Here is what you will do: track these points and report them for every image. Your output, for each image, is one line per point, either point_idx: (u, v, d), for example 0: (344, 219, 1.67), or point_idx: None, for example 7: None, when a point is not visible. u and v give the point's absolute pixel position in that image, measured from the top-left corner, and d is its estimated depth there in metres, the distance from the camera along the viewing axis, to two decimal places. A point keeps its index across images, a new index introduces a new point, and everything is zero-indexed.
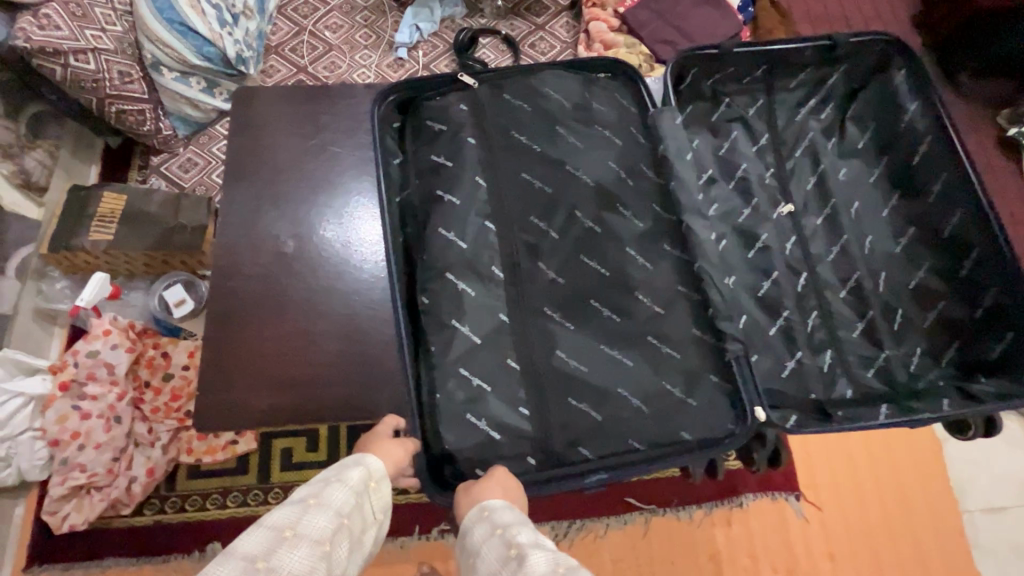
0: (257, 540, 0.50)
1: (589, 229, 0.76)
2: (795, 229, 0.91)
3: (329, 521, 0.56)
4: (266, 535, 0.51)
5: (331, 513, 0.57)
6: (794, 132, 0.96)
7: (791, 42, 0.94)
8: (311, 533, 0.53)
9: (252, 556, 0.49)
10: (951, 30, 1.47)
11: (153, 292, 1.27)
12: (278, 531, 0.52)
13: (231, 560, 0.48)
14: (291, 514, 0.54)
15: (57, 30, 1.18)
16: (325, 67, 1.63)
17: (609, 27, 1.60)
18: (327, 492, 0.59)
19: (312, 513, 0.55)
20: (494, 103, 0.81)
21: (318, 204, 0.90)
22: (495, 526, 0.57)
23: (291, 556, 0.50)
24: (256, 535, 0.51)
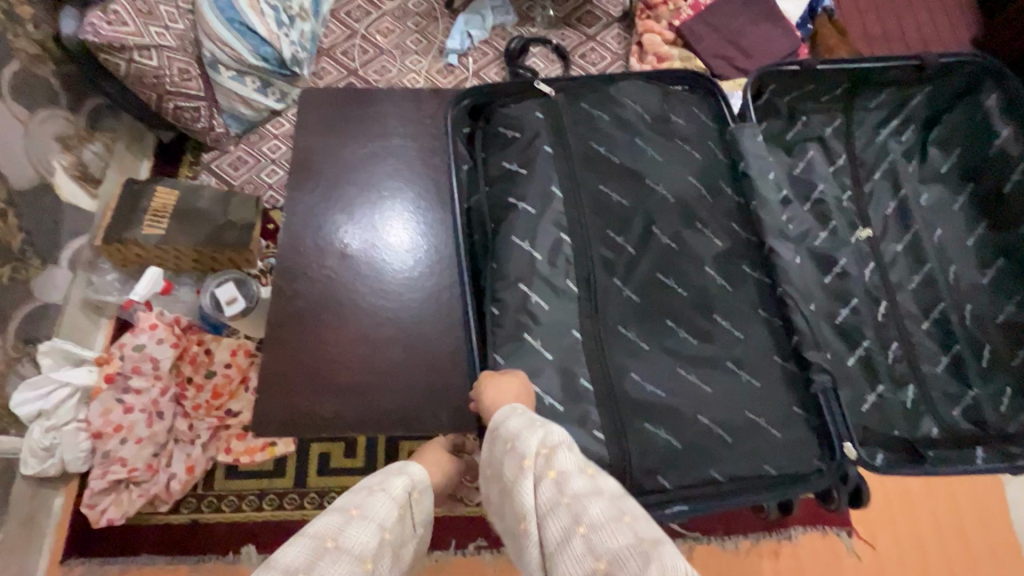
0: (298, 552, 0.51)
1: (666, 245, 0.74)
2: (875, 254, 0.87)
3: (371, 535, 0.56)
4: (308, 546, 0.52)
5: (374, 526, 0.57)
6: (874, 153, 0.91)
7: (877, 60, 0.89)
8: (353, 547, 0.54)
9: (296, 567, 0.50)
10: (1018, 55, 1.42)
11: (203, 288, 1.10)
12: (321, 541, 0.53)
13: (274, 568, 0.49)
14: (335, 523, 0.56)
15: (124, 26, 1.20)
16: (375, 71, 1.63)
17: (663, 40, 1.58)
18: (370, 503, 0.59)
19: (355, 524, 0.56)
20: (571, 112, 0.79)
21: (382, 207, 0.89)
22: (530, 420, 0.58)
23: (334, 568, 0.51)
24: (299, 545, 0.52)
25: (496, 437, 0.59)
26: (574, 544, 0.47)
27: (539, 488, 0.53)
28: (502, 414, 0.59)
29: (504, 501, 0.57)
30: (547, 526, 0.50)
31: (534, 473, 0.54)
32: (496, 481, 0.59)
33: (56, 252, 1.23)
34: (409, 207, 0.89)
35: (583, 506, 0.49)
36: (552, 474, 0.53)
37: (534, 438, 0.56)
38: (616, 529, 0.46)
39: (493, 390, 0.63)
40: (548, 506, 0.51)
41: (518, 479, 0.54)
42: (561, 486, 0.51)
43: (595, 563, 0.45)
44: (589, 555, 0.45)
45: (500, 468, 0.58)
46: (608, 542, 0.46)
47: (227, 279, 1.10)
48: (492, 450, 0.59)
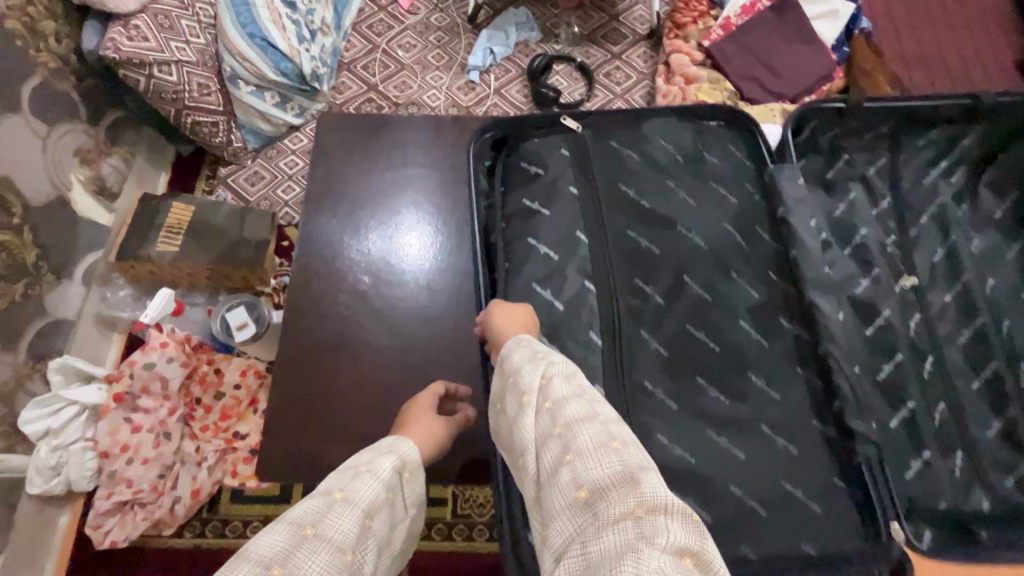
0: (274, 541, 0.44)
1: (698, 295, 0.69)
2: (919, 305, 0.81)
3: (355, 523, 0.49)
4: (284, 534, 0.45)
5: (359, 513, 0.50)
6: (922, 195, 0.85)
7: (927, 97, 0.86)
8: (334, 538, 0.47)
9: (266, 561, 0.43)
10: None
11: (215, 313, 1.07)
12: (298, 529, 0.46)
13: (243, 563, 0.42)
14: (314, 509, 0.48)
15: (145, 41, 1.19)
16: (395, 86, 1.60)
17: (691, 60, 1.53)
18: (355, 485, 0.52)
19: (338, 509, 0.49)
20: (599, 149, 0.75)
21: (398, 238, 0.86)
22: (533, 353, 0.60)
23: (311, 561, 0.44)
24: (272, 534, 0.45)
25: (501, 373, 0.61)
26: (562, 473, 0.48)
27: (537, 420, 0.54)
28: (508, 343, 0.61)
29: (505, 435, 0.59)
30: (541, 458, 0.51)
31: (533, 405, 0.55)
32: (498, 414, 0.60)
33: (71, 267, 1.22)
34: (426, 240, 0.86)
35: (574, 436, 0.50)
36: (548, 406, 0.54)
37: (534, 372, 0.58)
38: (602, 456, 0.47)
39: (500, 321, 0.65)
40: (543, 437, 0.52)
41: (518, 410, 0.56)
42: (555, 415, 0.53)
43: (579, 492, 0.46)
44: (574, 484, 0.47)
45: (503, 399, 0.60)
46: (594, 472, 0.46)
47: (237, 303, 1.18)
48: (496, 385, 0.61)
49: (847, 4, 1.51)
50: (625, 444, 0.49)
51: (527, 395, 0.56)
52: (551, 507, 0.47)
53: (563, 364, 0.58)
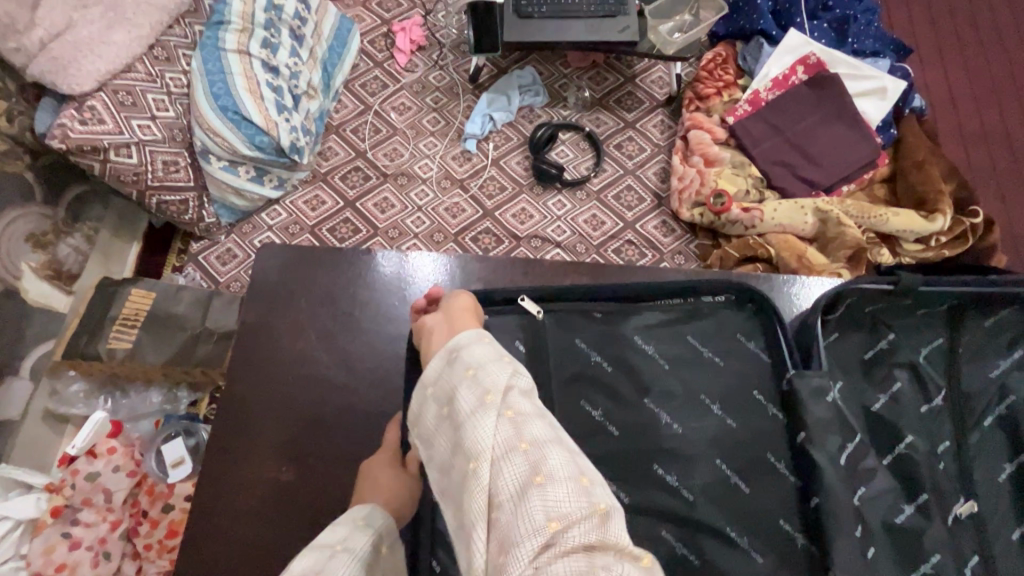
0: None
1: (680, 557, 0.54)
2: (979, 543, 0.63)
3: None
4: None
5: None
6: (988, 393, 0.67)
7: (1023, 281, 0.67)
8: None
9: None
10: None
11: (152, 446, 1.16)
12: None
13: None
14: None
15: (100, 123, 1.12)
16: (385, 154, 1.47)
17: (713, 138, 1.35)
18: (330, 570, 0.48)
19: None
20: (561, 346, 0.61)
21: (333, 415, 0.73)
22: (498, 353, 0.49)
23: None
24: None
25: (450, 362, 0.49)
26: (530, 499, 0.41)
27: (494, 427, 0.44)
28: (467, 336, 0.50)
29: (442, 433, 0.47)
30: (498, 473, 0.42)
31: (491, 408, 0.45)
32: (436, 406, 0.48)
33: (15, 362, 1.12)
34: (364, 419, 0.73)
35: (546, 456, 0.42)
36: (510, 416, 0.45)
37: (500, 371, 0.47)
38: (572, 486, 0.41)
39: (452, 307, 0.57)
40: (502, 452, 0.43)
41: (475, 409, 0.45)
42: (520, 429, 0.44)
43: (546, 525, 0.39)
44: (541, 511, 0.40)
45: (449, 393, 0.48)
46: (567, 505, 0.40)
47: (176, 437, 1.16)
48: (440, 372, 0.49)
49: (896, 80, 1.32)
50: (596, 479, 0.43)
51: (489, 394, 0.46)
52: (512, 532, 0.39)
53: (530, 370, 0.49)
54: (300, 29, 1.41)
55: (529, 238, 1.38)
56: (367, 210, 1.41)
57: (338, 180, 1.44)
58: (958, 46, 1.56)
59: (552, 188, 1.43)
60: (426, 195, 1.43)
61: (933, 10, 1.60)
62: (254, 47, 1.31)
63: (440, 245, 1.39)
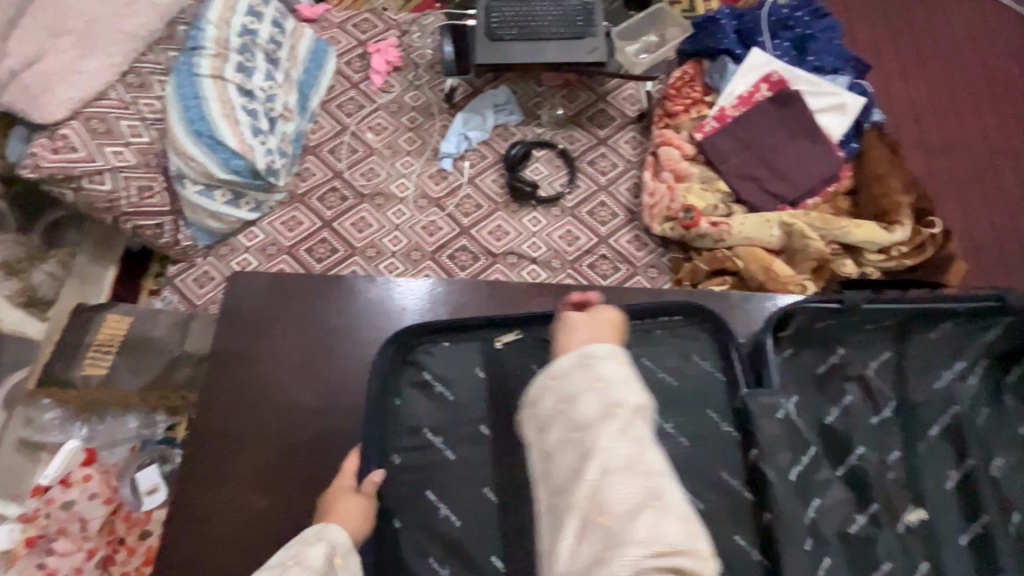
0: None
1: None
2: (929, 549, 0.65)
3: None
4: None
5: None
6: (936, 404, 0.70)
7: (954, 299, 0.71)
8: None
9: None
10: None
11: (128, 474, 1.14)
12: None
13: None
14: None
15: (72, 151, 1.12)
16: (362, 174, 1.49)
17: (682, 154, 1.38)
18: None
19: None
20: (519, 374, 0.64)
21: (305, 440, 0.74)
22: (627, 373, 0.53)
23: None
24: None
25: (583, 365, 0.53)
26: (644, 517, 0.46)
27: (619, 441, 0.49)
28: (603, 351, 0.54)
29: (557, 425, 0.52)
30: (614, 486, 0.47)
31: (617, 423, 0.50)
32: (556, 399, 0.53)
33: None
34: (334, 444, 0.74)
35: (661, 487, 0.48)
36: (633, 438, 0.49)
37: (631, 395, 0.51)
38: (680, 521, 0.47)
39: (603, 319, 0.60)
40: (625, 467, 0.48)
41: (600, 417, 0.50)
42: (641, 452, 0.49)
43: (653, 544, 0.45)
44: (653, 532, 0.45)
45: (577, 395, 0.52)
46: (674, 534, 0.45)
47: (152, 464, 1.14)
48: (572, 370, 0.53)
49: (856, 97, 1.36)
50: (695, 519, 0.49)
51: (615, 408, 0.50)
52: (622, 538, 0.45)
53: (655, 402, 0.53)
54: (275, 53, 1.42)
55: (504, 255, 1.41)
56: (345, 230, 1.43)
57: (316, 201, 1.45)
58: (919, 60, 1.62)
59: (527, 205, 1.45)
60: (403, 214, 1.45)
61: (893, 24, 1.66)
62: (229, 71, 1.32)
63: (418, 262, 1.40)
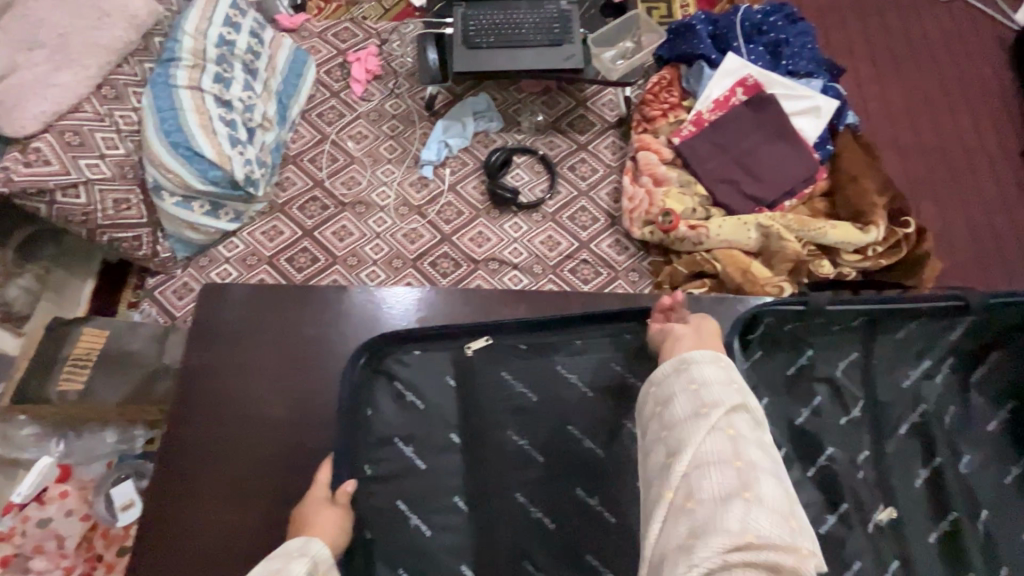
0: None
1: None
2: (899, 548, 0.66)
3: None
4: None
5: None
6: (903, 402, 0.71)
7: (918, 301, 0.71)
8: None
9: None
10: None
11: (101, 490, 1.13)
12: None
13: None
14: None
15: (46, 164, 1.12)
16: (343, 183, 1.49)
17: (661, 159, 1.40)
18: None
19: None
20: (489, 381, 0.63)
21: (278, 452, 0.74)
22: (727, 376, 0.55)
23: None
24: None
25: (681, 370, 0.56)
26: (734, 506, 0.46)
27: (713, 437, 0.50)
28: (699, 356, 0.56)
29: (653, 424, 0.54)
30: (705, 476, 0.48)
31: (710, 419, 0.51)
32: (654, 402, 0.56)
33: None
34: (308, 456, 0.73)
35: (756, 481, 0.48)
36: (730, 434, 0.50)
37: (728, 395, 0.53)
38: (776, 517, 0.46)
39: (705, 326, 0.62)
40: (718, 459, 0.49)
41: (692, 414, 0.52)
42: (737, 448, 0.50)
43: (744, 534, 0.44)
44: (742, 520, 0.45)
45: (672, 396, 0.54)
46: (769, 529, 0.45)
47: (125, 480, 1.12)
48: (669, 374, 0.56)
49: (830, 100, 1.38)
50: (800, 522, 0.48)
51: (707, 407, 0.52)
52: (708, 523, 0.45)
53: (757, 408, 0.54)
54: (253, 64, 1.42)
55: (486, 261, 1.41)
56: (326, 239, 1.42)
57: (296, 210, 1.45)
58: (893, 62, 1.64)
59: (508, 211, 1.45)
60: (384, 222, 1.45)
61: (867, 28, 1.69)
62: (206, 82, 1.32)
63: (400, 270, 1.40)
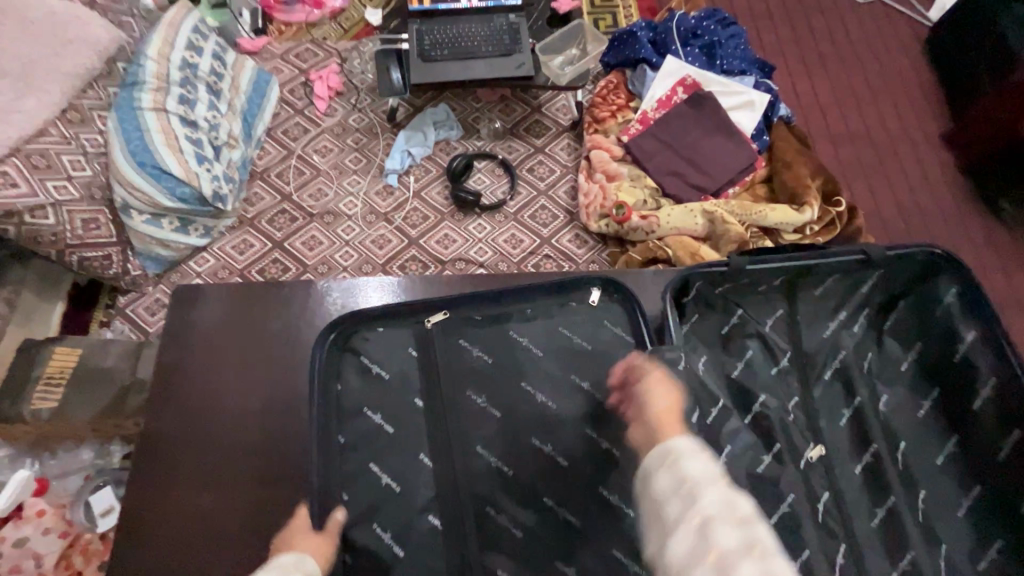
0: None
1: (563, 520, 0.61)
2: (828, 481, 0.73)
3: None
4: None
5: None
6: (825, 351, 0.79)
7: (822, 254, 0.79)
8: None
9: None
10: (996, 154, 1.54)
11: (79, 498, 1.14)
12: None
13: None
14: None
15: (13, 187, 1.14)
16: (310, 195, 1.53)
17: (612, 156, 1.49)
18: None
19: None
20: (448, 350, 0.69)
21: (252, 439, 0.78)
22: (683, 482, 0.51)
23: None
24: None
25: (645, 494, 0.53)
26: None
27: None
28: (652, 472, 0.53)
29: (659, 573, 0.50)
30: None
31: (689, 553, 0.47)
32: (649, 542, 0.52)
33: None
34: (281, 439, 0.78)
35: None
36: (714, 561, 0.46)
37: (693, 509, 0.49)
38: None
39: (654, 406, 0.59)
40: None
41: (674, 555, 0.48)
42: None
43: None
44: None
45: (654, 534, 0.51)
46: None
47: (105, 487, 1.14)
48: (643, 508, 0.53)
49: (762, 94, 1.50)
50: None
51: (682, 540, 0.48)
52: None
53: (714, 492, 0.49)
54: (216, 85, 1.48)
55: (453, 262, 1.47)
56: (296, 249, 1.47)
57: (265, 223, 1.49)
58: (821, 60, 1.78)
59: (472, 213, 1.52)
60: (352, 230, 1.50)
61: (797, 29, 1.83)
62: (171, 104, 1.37)
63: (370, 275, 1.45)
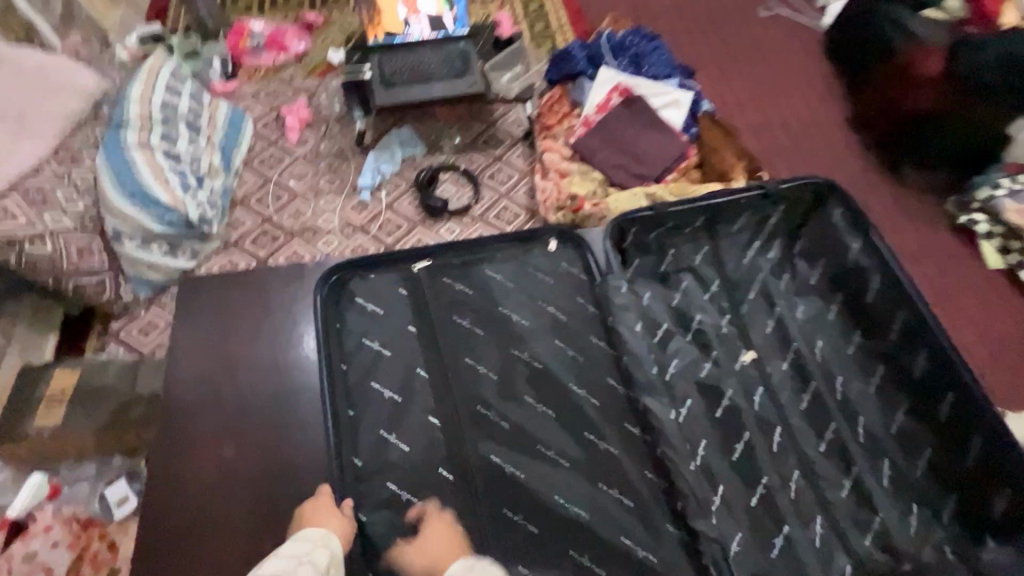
0: None
1: (541, 412, 0.81)
2: (762, 379, 0.87)
3: None
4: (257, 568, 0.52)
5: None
6: (747, 275, 0.95)
7: (730, 192, 0.95)
8: None
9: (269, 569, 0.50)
10: (886, 127, 1.76)
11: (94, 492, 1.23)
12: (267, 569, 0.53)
13: None
14: None
15: (13, 220, 1.23)
16: (290, 215, 1.65)
17: (561, 156, 1.67)
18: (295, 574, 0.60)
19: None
20: (434, 290, 0.88)
21: (261, 389, 0.90)
22: None
23: None
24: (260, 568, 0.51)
25: None
26: None
27: None
28: None
29: None
30: None
31: None
32: None
33: None
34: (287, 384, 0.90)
35: None
36: None
37: None
38: None
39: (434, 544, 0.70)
40: None
41: None
42: None
43: None
44: None
45: None
46: None
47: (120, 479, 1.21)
48: None
49: (685, 93, 1.72)
50: None
51: None
52: None
53: None
54: (195, 121, 1.60)
55: None
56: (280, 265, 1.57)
57: (248, 244, 1.59)
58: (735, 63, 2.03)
59: (442, 218, 1.66)
60: (332, 242, 1.62)
61: (712, 40, 2.09)
62: (155, 140, 1.49)
63: None
